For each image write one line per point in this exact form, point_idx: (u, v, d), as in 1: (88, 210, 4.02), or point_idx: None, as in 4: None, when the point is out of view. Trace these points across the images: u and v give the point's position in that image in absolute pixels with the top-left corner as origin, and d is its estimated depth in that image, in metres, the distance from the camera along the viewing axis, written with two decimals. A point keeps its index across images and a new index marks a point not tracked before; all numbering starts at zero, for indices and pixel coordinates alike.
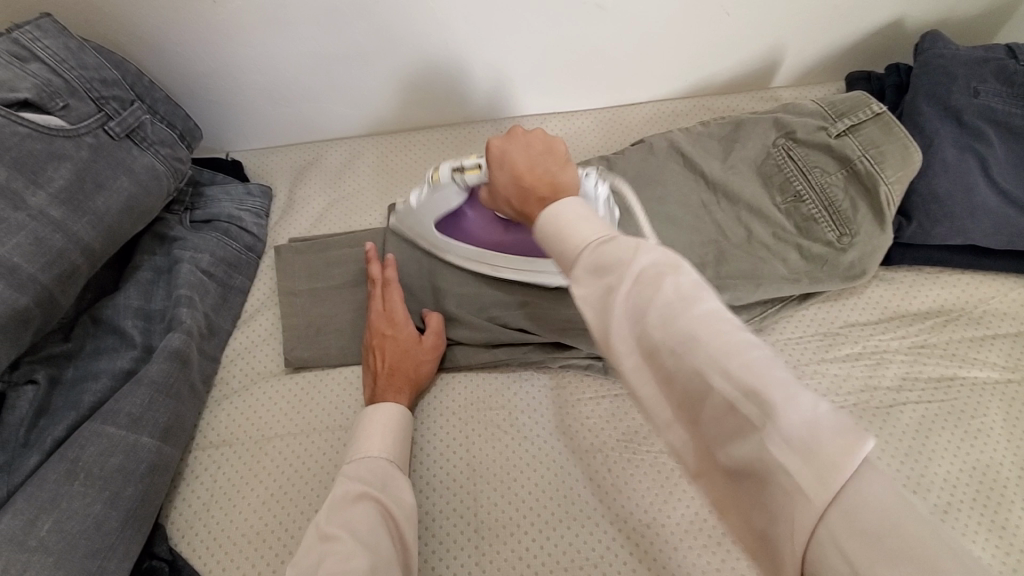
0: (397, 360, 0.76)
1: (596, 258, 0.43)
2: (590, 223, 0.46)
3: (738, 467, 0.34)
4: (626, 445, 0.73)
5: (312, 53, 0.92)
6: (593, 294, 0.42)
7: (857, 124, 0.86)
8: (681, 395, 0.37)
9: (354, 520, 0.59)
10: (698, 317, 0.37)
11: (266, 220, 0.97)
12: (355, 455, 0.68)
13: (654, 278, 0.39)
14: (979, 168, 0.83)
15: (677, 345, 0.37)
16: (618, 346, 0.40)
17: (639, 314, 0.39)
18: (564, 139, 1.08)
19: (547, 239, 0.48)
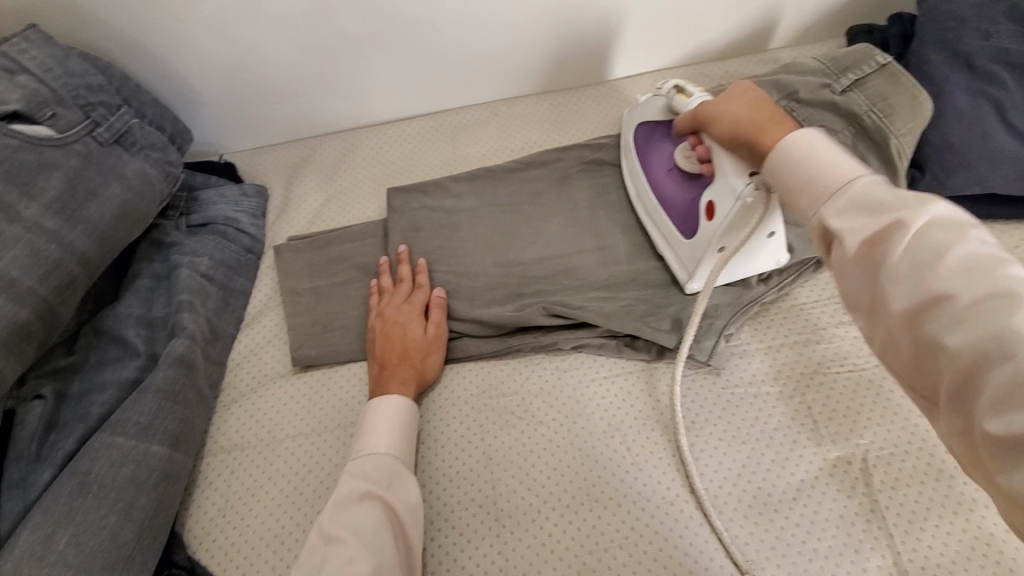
0: (401, 352, 0.74)
1: (868, 193, 0.42)
2: (840, 158, 0.45)
3: (1012, 439, 0.31)
4: (644, 423, 0.72)
5: (298, 44, 0.91)
6: (866, 232, 0.41)
7: (862, 77, 0.83)
8: (959, 353, 0.35)
9: (357, 524, 0.57)
10: (1006, 278, 0.35)
11: (263, 220, 0.96)
12: (359, 450, 0.65)
13: (947, 232, 0.38)
14: (995, 113, 0.79)
15: (985, 300, 0.35)
16: (887, 289, 0.39)
17: (923, 264, 0.38)
18: (561, 116, 1.05)
19: (791, 169, 0.48)
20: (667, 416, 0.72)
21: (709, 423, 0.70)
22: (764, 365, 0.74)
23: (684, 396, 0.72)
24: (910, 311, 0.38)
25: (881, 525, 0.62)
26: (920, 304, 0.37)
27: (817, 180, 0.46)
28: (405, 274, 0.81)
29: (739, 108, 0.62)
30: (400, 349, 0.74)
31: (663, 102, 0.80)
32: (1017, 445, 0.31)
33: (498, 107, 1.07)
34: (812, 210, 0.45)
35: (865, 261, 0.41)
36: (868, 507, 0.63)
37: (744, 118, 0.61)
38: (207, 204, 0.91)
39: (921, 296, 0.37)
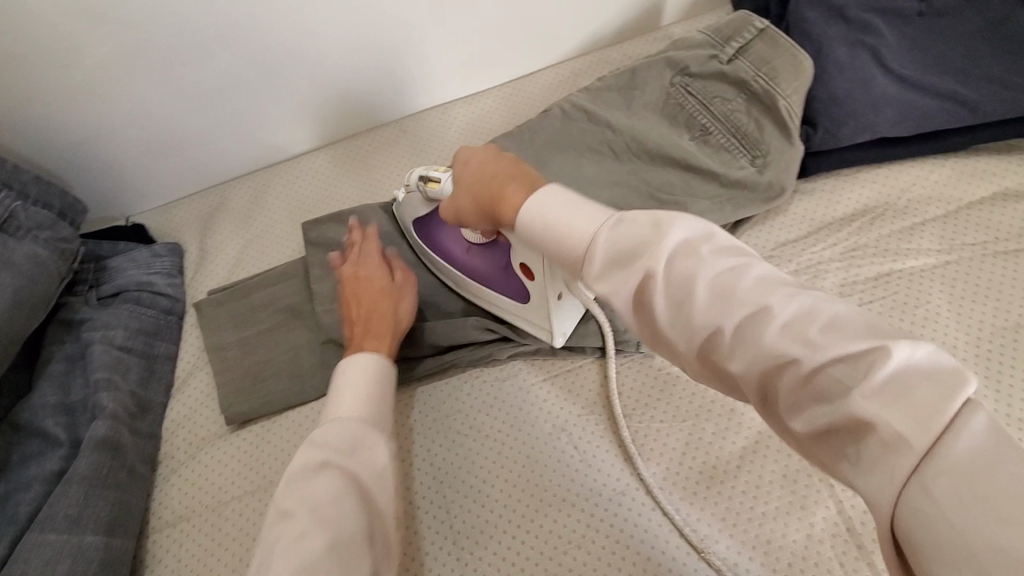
0: (371, 309, 0.72)
1: (609, 246, 0.43)
2: (578, 211, 0.46)
3: (819, 432, 0.34)
4: (587, 419, 0.72)
5: (183, 94, 0.89)
6: (626, 290, 0.42)
7: (745, 44, 0.85)
8: (748, 372, 0.37)
9: (313, 497, 0.47)
10: (747, 287, 0.38)
11: (181, 277, 0.92)
12: (326, 418, 0.55)
13: (686, 257, 0.40)
14: (874, 62, 0.81)
15: (743, 316, 0.37)
16: (671, 329, 0.40)
17: (685, 300, 0.39)
18: (468, 124, 1.04)
19: (540, 239, 0.48)
20: (607, 407, 0.72)
21: (649, 407, 0.71)
22: None
23: (621, 385, 0.73)
24: (697, 342, 0.39)
25: (821, 478, 0.64)
26: (702, 338, 0.39)
27: (569, 242, 0.45)
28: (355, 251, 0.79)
29: (470, 174, 0.61)
30: (364, 313, 0.72)
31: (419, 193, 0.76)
32: (827, 435, 0.34)
33: (405, 123, 1.05)
34: (575, 274, 0.46)
35: (642, 312, 0.42)
36: (806, 464, 0.65)
37: (475, 176, 0.59)
38: (117, 271, 0.87)
39: (699, 331, 0.39)
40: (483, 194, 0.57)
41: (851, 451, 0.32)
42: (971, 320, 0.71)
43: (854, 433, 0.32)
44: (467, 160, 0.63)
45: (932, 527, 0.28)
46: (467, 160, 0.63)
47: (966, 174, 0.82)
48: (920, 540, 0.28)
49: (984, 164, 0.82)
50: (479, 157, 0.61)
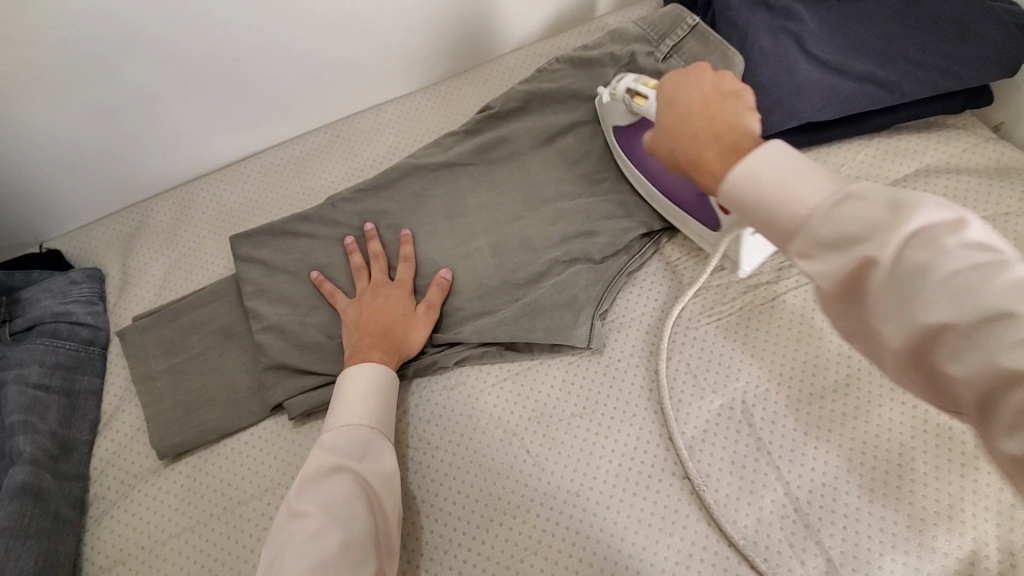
0: (387, 323, 0.73)
1: (826, 220, 0.41)
2: (803, 178, 0.43)
3: None
4: (538, 421, 0.71)
5: (92, 109, 0.83)
6: (837, 273, 0.41)
7: (678, 43, 0.85)
8: (973, 379, 0.35)
9: (325, 496, 0.57)
10: (1000, 292, 0.35)
11: (103, 304, 0.86)
12: (334, 422, 0.64)
13: (925, 250, 0.37)
14: (797, 48, 0.81)
15: (982, 322, 0.35)
16: (880, 321, 0.39)
17: (910, 293, 0.38)
18: (401, 125, 0.99)
19: (750, 204, 0.46)
20: (559, 407, 0.71)
21: (599, 404, 0.71)
22: (638, 336, 0.75)
23: (568, 384, 0.73)
24: (907, 342, 0.38)
25: (768, 460, 0.64)
26: (919, 337, 0.37)
27: (785, 204, 0.44)
28: (375, 251, 0.79)
29: (671, 118, 0.57)
30: (379, 324, 0.73)
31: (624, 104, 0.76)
32: None
33: (337, 128, 1.00)
34: (779, 241, 0.45)
35: (855, 297, 0.41)
36: (753, 448, 0.65)
37: (697, 100, 0.55)
38: (31, 303, 0.80)
39: (918, 329, 0.37)
40: (678, 152, 0.55)
41: None
42: None
43: None
44: (671, 96, 0.58)
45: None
46: (671, 96, 0.58)
47: (890, 152, 0.82)
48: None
49: (907, 142, 0.83)
50: (687, 98, 0.56)
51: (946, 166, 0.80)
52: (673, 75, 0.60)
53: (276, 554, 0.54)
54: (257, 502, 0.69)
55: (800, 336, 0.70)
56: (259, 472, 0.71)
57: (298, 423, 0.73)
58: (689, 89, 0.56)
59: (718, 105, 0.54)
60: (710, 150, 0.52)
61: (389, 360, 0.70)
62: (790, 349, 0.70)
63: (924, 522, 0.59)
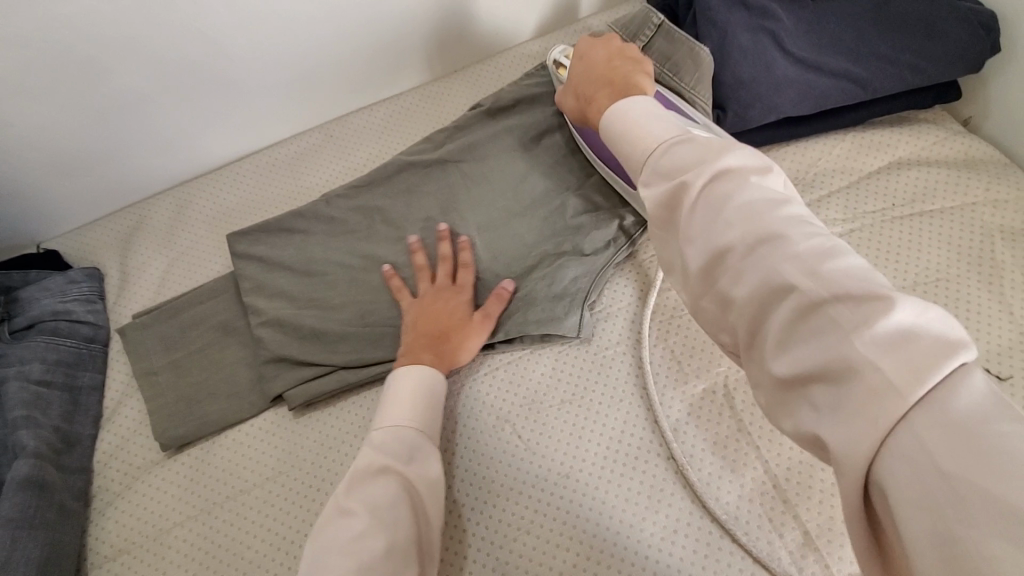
0: (444, 328, 0.74)
1: (662, 156, 0.49)
2: (657, 121, 0.53)
3: (800, 370, 0.38)
4: (529, 407, 0.73)
5: (86, 110, 0.85)
6: (663, 196, 0.48)
7: (648, 42, 0.87)
8: (748, 299, 0.41)
9: (373, 496, 0.57)
10: (779, 221, 0.42)
11: (102, 302, 0.88)
12: (383, 421, 0.65)
13: (727, 185, 0.45)
14: (774, 45, 0.83)
15: (758, 243, 0.42)
16: (688, 245, 0.46)
17: (710, 217, 0.44)
18: (392, 124, 1.01)
19: (615, 132, 0.55)
20: (554, 394, 0.74)
21: (589, 390, 0.74)
22: (625, 325, 0.78)
23: (559, 372, 0.76)
24: (707, 264, 0.44)
25: (748, 441, 0.67)
26: (712, 257, 0.44)
27: (641, 139, 0.52)
28: (444, 253, 0.80)
29: (580, 69, 0.71)
30: (436, 328, 0.74)
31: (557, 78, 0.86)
32: (808, 375, 0.37)
33: (330, 128, 1.02)
34: (632, 172, 0.53)
35: (672, 222, 0.48)
36: (734, 429, 0.68)
37: (599, 61, 0.68)
38: (29, 302, 0.81)
39: (713, 248, 0.44)
40: (581, 90, 0.68)
41: (824, 393, 0.36)
42: None
43: (834, 373, 0.36)
44: (580, 52, 0.73)
45: (898, 461, 0.32)
46: (582, 53, 0.72)
47: (865, 146, 0.86)
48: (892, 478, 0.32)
49: (881, 136, 0.86)
50: (596, 57, 0.69)
51: (917, 159, 0.84)
52: (588, 41, 0.74)
53: (320, 549, 0.54)
54: (258, 490, 0.71)
55: None
56: (261, 462, 0.73)
57: (297, 414, 0.76)
58: (597, 53, 0.70)
59: (619, 64, 0.65)
60: (604, 93, 0.62)
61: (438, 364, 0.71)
62: None
63: None
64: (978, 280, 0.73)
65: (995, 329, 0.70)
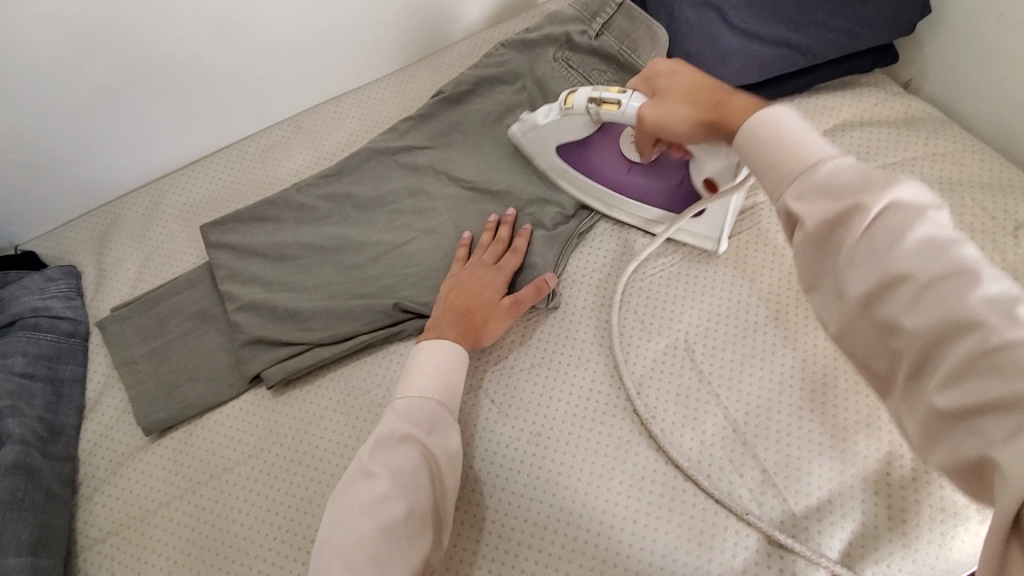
0: (473, 303, 0.74)
1: (829, 171, 0.45)
2: (811, 136, 0.48)
3: (971, 406, 0.36)
4: (501, 373, 0.76)
5: (56, 111, 0.86)
6: (826, 213, 0.44)
7: (608, 20, 0.91)
8: (923, 332, 0.39)
9: (394, 462, 0.60)
10: (964, 257, 0.39)
11: (81, 299, 0.90)
12: (409, 389, 0.67)
13: (902, 211, 0.41)
14: (719, 19, 0.87)
15: (943, 276, 0.39)
16: (847, 267, 0.43)
17: (882, 247, 0.41)
18: (360, 113, 1.04)
19: (761, 141, 0.50)
20: (532, 362, 0.76)
21: (557, 353, 0.76)
22: (590, 291, 0.81)
23: (528, 338, 0.78)
24: (870, 292, 0.42)
25: (708, 390, 0.71)
26: (877, 284, 0.41)
27: (793, 157, 0.48)
28: (501, 236, 0.81)
29: (678, 87, 0.63)
30: (465, 301, 0.75)
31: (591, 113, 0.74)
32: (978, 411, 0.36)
33: (299, 120, 1.04)
34: (777, 189, 0.49)
35: (827, 247, 0.44)
36: (695, 381, 0.71)
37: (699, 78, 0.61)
38: (8, 300, 0.83)
39: (882, 276, 0.41)
40: (702, 99, 0.60)
41: (999, 428, 0.35)
42: None
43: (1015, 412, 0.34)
44: (671, 71, 0.64)
45: None
46: (671, 71, 0.64)
47: (811, 111, 0.89)
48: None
49: (826, 101, 0.90)
50: (685, 75, 0.63)
51: (861, 121, 0.88)
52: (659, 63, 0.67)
53: (344, 507, 0.59)
54: (241, 468, 0.74)
55: (735, 280, 0.77)
56: (243, 441, 0.75)
57: (276, 393, 0.78)
58: (684, 71, 0.63)
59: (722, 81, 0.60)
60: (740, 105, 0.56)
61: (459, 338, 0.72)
62: (725, 291, 0.77)
63: (848, 431, 0.65)
64: None
65: None
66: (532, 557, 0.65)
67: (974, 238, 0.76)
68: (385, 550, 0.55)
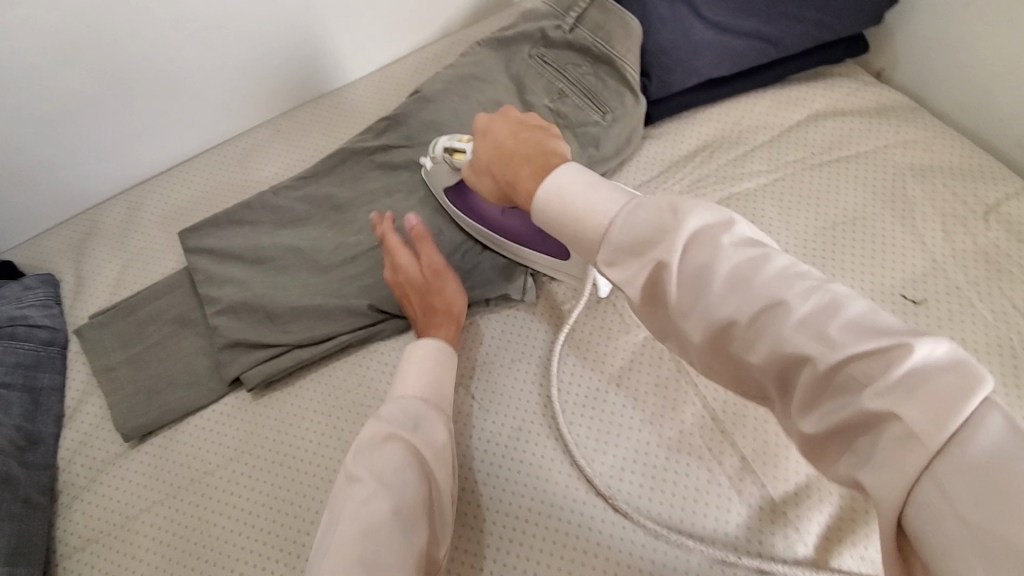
0: (427, 301, 0.73)
1: (625, 232, 0.46)
2: (600, 193, 0.49)
3: (835, 428, 0.38)
4: (482, 369, 0.76)
5: (29, 118, 0.86)
6: (641, 276, 0.45)
7: (582, 14, 0.91)
8: (768, 365, 0.41)
9: (379, 463, 0.56)
10: (772, 279, 0.41)
11: (59, 307, 0.89)
12: (392, 396, 0.63)
13: (703, 246, 0.43)
14: (691, 13, 0.87)
15: (758, 313, 0.40)
16: (681, 317, 0.44)
17: (698, 295, 0.42)
18: (338, 115, 1.04)
19: (557, 217, 0.50)
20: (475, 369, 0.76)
21: (538, 348, 0.77)
22: (569, 284, 0.81)
23: (508, 335, 0.78)
24: (709, 339, 0.43)
25: (686, 379, 0.71)
26: (711, 332, 0.42)
27: (598, 219, 0.48)
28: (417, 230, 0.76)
29: (489, 145, 0.62)
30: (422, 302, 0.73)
31: (448, 164, 0.76)
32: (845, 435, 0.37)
33: (277, 123, 1.04)
34: (593, 255, 0.49)
35: (659, 300, 0.46)
36: (674, 371, 0.72)
37: (506, 136, 0.60)
38: None
39: (711, 323, 0.42)
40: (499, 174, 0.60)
41: (867, 445, 0.36)
42: (797, 224, 0.79)
43: (869, 429, 0.36)
44: (485, 130, 0.63)
45: (937, 528, 0.31)
46: (486, 129, 0.63)
47: (784, 102, 0.90)
48: (923, 537, 0.32)
49: (798, 92, 0.91)
50: (500, 129, 0.62)
51: (833, 111, 0.89)
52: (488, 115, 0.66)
53: (333, 514, 0.54)
54: (222, 471, 0.73)
55: None
56: (224, 444, 0.75)
57: (256, 395, 0.78)
58: (498, 128, 0.62)
59: (528, 136, 0.59)
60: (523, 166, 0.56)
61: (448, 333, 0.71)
62: None
63: None
64: (891, 216, 0.78)
65: (907, 259, 0.74)
66: (525, 557, 0.63)
67: (946, 224, 0.76)
68: (374, 551, 0.50)
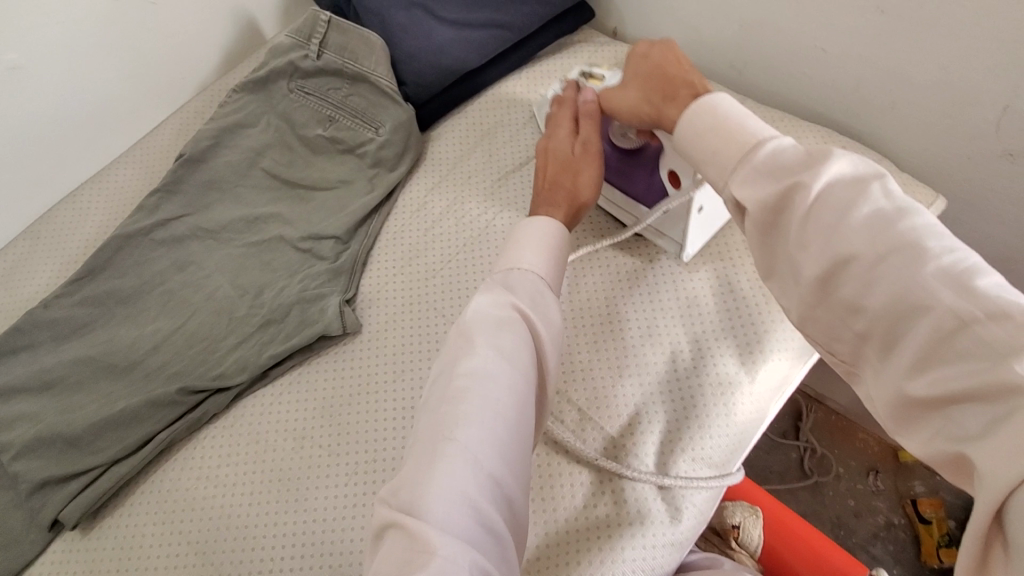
0: (555, 174, 0.69)
1: (770, 156, 0.45)
2: (753, 120, 0.48)
3: (944, 396, 0.36)
4: (321, 415, 0.72)
5: None
6: (766, 197, 0.44)
7: (322, 39, 0.90)
8: (885, 310, 0.39)
9: (501, 330, 0.49)
10: (917, 227, 0.39)
11: None
12: (507, 259, 0.58)
13: (839, 187, 0.42)
14: (428, 17, 0.90)
15: (885, 253, 0.39)
16: (797, 248, 0.43)
17: (828, 224, 0.41)
18: (102, 202, 0.94)
19: (704, 129, 0.50)
20: (301, 428, 0.71)
21: (372, 372, 0.74)
22: (380, 307, 0.79)
23: (335, 373, 0.75)
24: (821, 276, 0.42)
25: None
26: (830, 266, 0.41)
27: (753, 135, 0.47)
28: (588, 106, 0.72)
29: (644, 67, 0.62)
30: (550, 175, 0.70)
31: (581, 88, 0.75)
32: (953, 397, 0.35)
33: (36, 229, 0.94)
34: (722, 171, 0.48)
35: (773, 227, 0.45)
36: None
37: (664, 65, 0.59)
38: None
39: (831, 256, 0.41)
40: (651, 96, 0.59)
41: (973, 421, 0.34)
42: None
43: (984, 400, 0.34)
44: (647, 54, 0.63)
45: None
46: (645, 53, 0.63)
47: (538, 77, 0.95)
48: None
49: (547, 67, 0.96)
50: (657, 57, 0.61)
51: None
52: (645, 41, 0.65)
53: (442, 369, 0.49)
54: None
55: None
56: None
57: (85, 530, 0.70)
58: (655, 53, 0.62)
59: (683, 70, 0.58)
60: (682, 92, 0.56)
61: (563, 212, 0.66)
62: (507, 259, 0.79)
63: (636, 346, 0.71)
64: None
65: None
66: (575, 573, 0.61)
67: None
68: (489, 416, 0.44)
